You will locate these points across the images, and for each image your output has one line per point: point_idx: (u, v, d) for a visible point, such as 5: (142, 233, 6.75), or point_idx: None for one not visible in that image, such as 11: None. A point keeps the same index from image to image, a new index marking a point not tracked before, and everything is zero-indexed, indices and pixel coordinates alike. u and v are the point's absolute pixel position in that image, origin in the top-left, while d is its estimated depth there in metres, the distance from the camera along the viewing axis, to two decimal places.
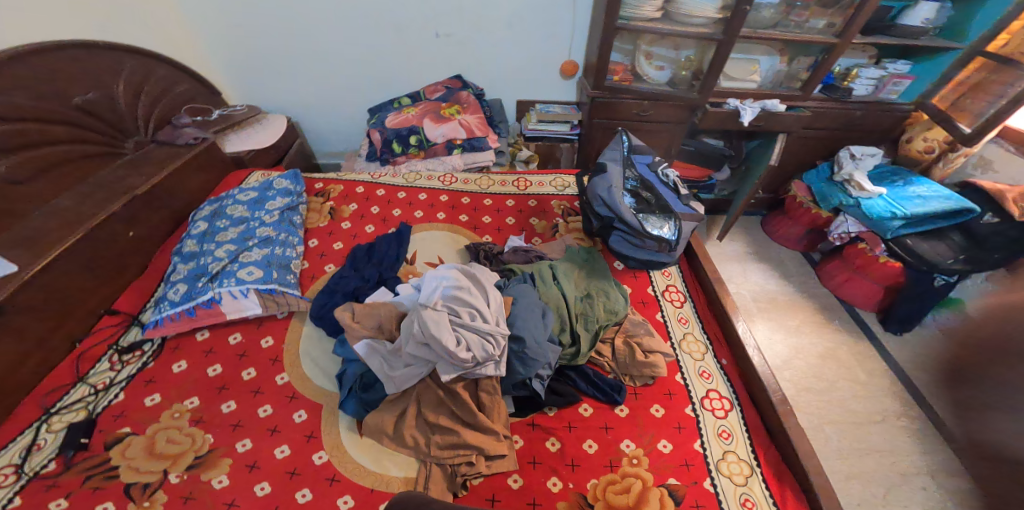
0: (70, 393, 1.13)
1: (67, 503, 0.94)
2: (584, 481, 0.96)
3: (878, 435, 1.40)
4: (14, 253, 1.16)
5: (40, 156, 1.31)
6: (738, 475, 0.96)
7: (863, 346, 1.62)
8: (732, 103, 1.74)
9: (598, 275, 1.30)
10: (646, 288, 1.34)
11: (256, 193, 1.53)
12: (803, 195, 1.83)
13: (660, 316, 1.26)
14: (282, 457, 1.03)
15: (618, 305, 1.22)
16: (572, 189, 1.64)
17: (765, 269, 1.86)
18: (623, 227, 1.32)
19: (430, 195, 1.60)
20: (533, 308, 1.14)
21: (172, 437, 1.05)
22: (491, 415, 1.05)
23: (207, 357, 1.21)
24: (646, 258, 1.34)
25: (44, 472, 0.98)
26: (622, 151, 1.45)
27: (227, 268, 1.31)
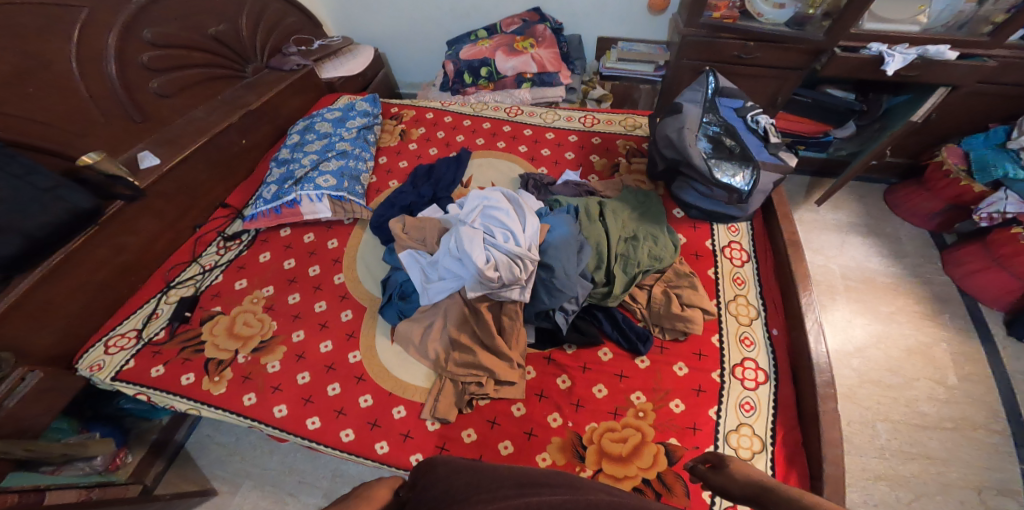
0: (185, 271, 1.42)
1: (163, 371, 1.22)
2: (583, 423, 0.96)
3: (939, 441, 1.17)
4: (159, 149, 1.44)
5: (183, 77, 1.58)
6: (745, 450, 0.88)
7: (970, 348, 1.30)
8: (874, 47, 1.39)
9: (650, 219, 1.20)
10: (704, 240, 1.21)
11: (340, 113, 1.67)
12: (955, 164, 1.41)
13: (712, 272, 1.14)
14: (325, 351, 1.19)
15: (664, 253, 1.13)
16: (642, 130, 1.51)
17: (868, 244, 1.56)
18: (687, 171, 1.20)
19: (493, 125, 1.60)
20: (570, 240, 1.09)
21: (247, 320, 1.28)
22: (509, 341, 1.06)
23: (286, 250, 1.42)
24: (710, 209, 1.21)
25: (154, 340, 1.27)
26: (706, 92, 1.27)
27: (309, 175, 1.47)
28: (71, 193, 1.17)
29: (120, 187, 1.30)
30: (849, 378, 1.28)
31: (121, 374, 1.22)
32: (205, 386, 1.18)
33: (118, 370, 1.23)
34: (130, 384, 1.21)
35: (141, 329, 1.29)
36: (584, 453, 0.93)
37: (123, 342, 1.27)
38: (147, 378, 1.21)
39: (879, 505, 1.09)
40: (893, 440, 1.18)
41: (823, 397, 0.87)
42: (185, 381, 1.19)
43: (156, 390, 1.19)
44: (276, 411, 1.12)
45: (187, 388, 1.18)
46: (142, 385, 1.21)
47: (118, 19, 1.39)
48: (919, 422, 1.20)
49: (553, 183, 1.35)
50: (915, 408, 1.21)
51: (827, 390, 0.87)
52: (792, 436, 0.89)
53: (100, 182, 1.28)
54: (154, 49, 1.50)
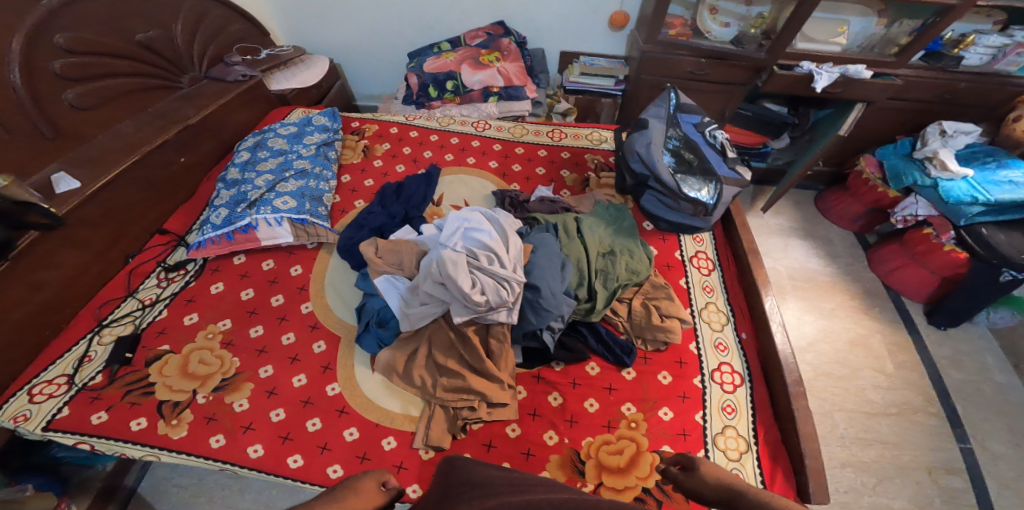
0: (121, 307, 1.29)
1: (107, 417, 1.09)
2: (579, 438, 0.99)
3: (888, 426, 1.33)
4: (78, 170, 1.28)
5: (105, 87, 1.41)
6: (733, 450, 0.96)
7: (901, 338, 1.50)
8: (806, 66, 1.53)
9: (623, 232, 1.25)
10: (673, 251, 1.28)
11: (296, 128, 1.63)
12: (872, 172, 1.62)
13: (684, 282, 1.21)
14: (299, 385, 1.13)
15: (640, 266, 1.18)
16: (608, 144, 1.57)
17: (808, 246, 1.73)
18: (655, 185, 1.26)
19: (462, 140, 1.61)
20: (553, 259, 1.12)
21: (204, 358, 1.18)
22: (499, 362, 1.07)
23: (243, 280, 1.34)
24: (677, 222, 1.27)
25: (91, 384, 1.13)
26: (668, 108, 1.34)
27: (264, 197, 1.40)
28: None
29: (32, 215, 1.13)
30: (806, 373, 1.43)
31: (54, 423, 1.08)
32: (161, 430, 1.07)
33: (48, 419, 1.08)
34: (67, 433, 1.07)
35: (73, 374, 1.15)
36: (582, 468, 0.96)
37: (51, 388, 1.12)
38: (88, 426, 1.07)
39: (847, 491, 1.23)
40: (851, 429, 1.33)
41: (795, 395, 0.97)
42: (136, 426, 1.07)
43: (99, 439, 1.06)
44: (251, 452, 1.04)
45: (139, 434, 1.06)
46: (82, 434, 1.07)
47: (27, 23, 1.22)
48: (867, 410, 1.36)
49: (528, 200, 1.37)
50: (864, 397, 1.38)
51: (797, 388, 0.98)
52: (772, 434, 0.99)
53: (8, 210, 1.09)
54: (71, 57, 1.33)
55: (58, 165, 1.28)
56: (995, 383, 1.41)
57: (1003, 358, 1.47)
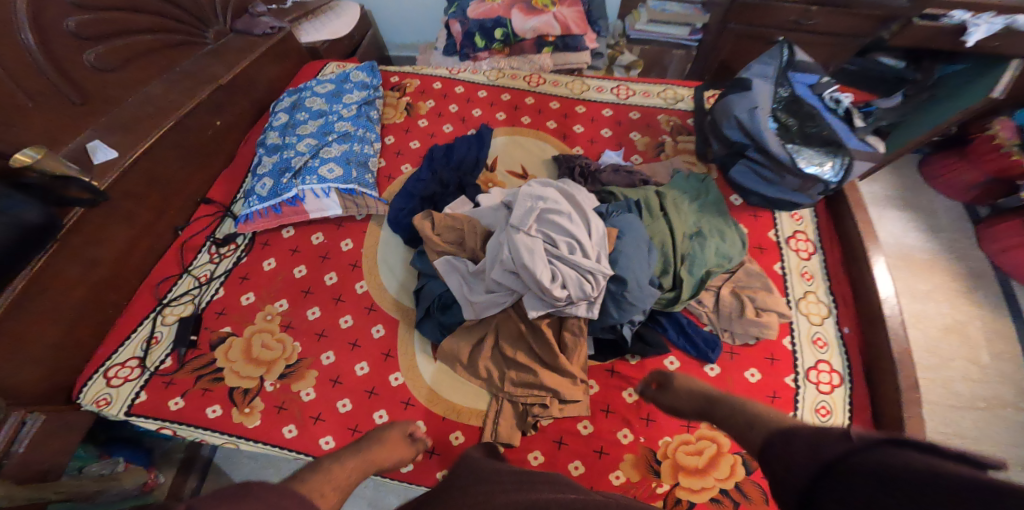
0: (178, 285, 1.37)
1: (184, 403, 1.16)
2: (655, 436, 1.02)
3: (975, 421, 1.29)
4: (114, 137, 1.27)
5: (128, 45, 1.37)
6: None
7: (1003, 326, 1.44)
8: (957, 16, 1.30)
9: (717, 214, 1.27)
10: (766, 231, 1.28)
11: (333, 86, 1.66)
12: (1007, 138, 1.45)
13: (779, 267, 1.21)
14: (362, 373, 1.19)
15: (732, 251, 1.19)
16: (682, 103, 1.58)
17: (912, 221, 1.64)
18: (754, 156, 1.23)
19: (515, 96, 1.64)
20: (639, 244, 1.14)
21: (266, 342, 1.25)
22: (571, 357, 1.09)
23: (294, 255, 1.42)
24: (774, 196, 1.25)
25: (163, 368, 1.21)
26: (778, 65, 1.27)
27: (309, 163, 1.49)
28: (16, 204, 1.01)
29: (74, 190, 1.14)
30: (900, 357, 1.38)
31: (135, 408, 1.16)
32: (236, 418, 1.14)
33: (130, 403, 1.17)
34: (150, 418, 1.15)
35: (143, 358, 1.23)
36: (658, 467, 0.98)
37: (126, 372, 1.21)
38: (168, 412, 1.15)
39: None
40: (931, 421, 1.29)
41: (908, 402, 0.93)
42: (211, 414, 1.15)
43: (180, 424, 1.14)
44: (323, 443, 1.10)
45: (216, 421, 1.14)
46: (164, 419, 1.15)
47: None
48: (952, 403, 1.32)
49: (598, 169, 1.41)
50: (951, 388, 1.33)
51: (911, 394, 0.94)
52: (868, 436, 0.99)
53: (46, 185, 1.11)
54: (82, 13, 1.26)
55: (92, 132, 1.25)
56: None
57: None
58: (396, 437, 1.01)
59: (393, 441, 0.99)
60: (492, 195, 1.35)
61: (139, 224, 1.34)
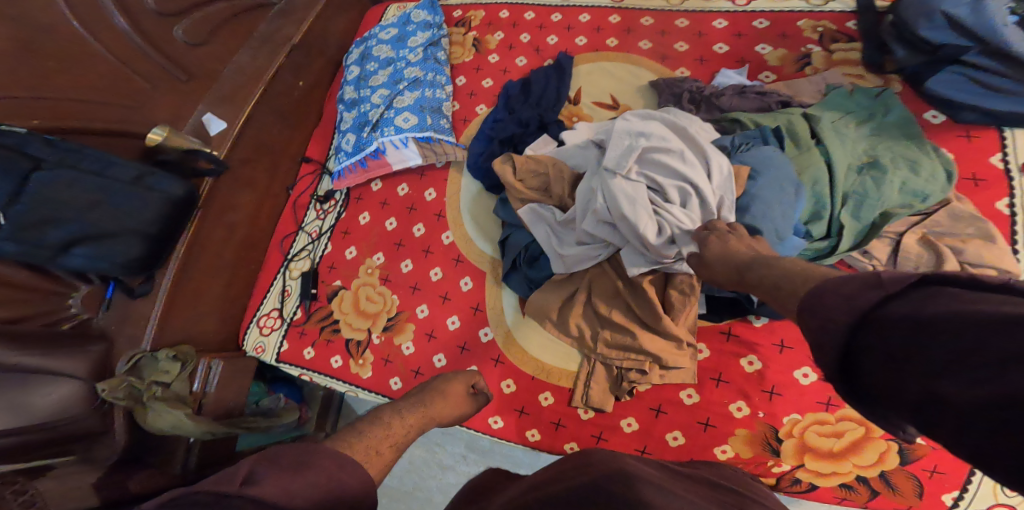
0: (297, 242, 1.54)
1: (314, 353, 1.37)
2: (778, 414, 0.97)
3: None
4: (223, 110, 1.40)
5: (208, 17, 1.44)
6: None
7: None
8: None
9: (908, 141, 1.02)
10: (988, 156, 1.00)
11: (397, 30, 1.58)
12: None
13: (1005, 203, 0.97)
14: (453, 327, 1.28)
15: (932, 187, 0.97)
16: (835, 3, 1.25)
17: None
18: (976, 60, 0.98)
19: (595, 17, 1.44)
20: (780, 185, 0.97)
21: (370, 295, 1.38)
22: (677, 317, 1.03)
23: (384, 208, 1.48)
24: (1006, 111, 0.97)
25: (295, 319, 1.41)
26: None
27: (385, 115, 1.47)
28: (162, 179, 1.17)
29: (202, 161, 1.31)
30: None
31: (282, 355, 1.39)
32: (353, 368, 1.32)
33: (278, 352, 1.40)
34: (292, 365, 1.38)
35: (280, 309, 1.44)
36: (779, 446, 0.97)
37: (271, 322, 1.44)
38: (304, 360, 1.37)
39: None
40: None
41: None
42: (335, 364, 1.34)
43: (315, 372, 1.35)
44: None
45: (339, 371, 1.33)
46: (302, 367, 1.37)
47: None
48: None
49: (721, 92, 1.19)
50: None
51: None
52: None
53: (180, 160, 1.28)
54: None
55: (205, 106, 1.39)
56: None
57: None
58: (455, 390, 0.99)
59: (452, 393, 0.97)
60: (578, 131, 1.23)
61: (259, 189, 1.49)
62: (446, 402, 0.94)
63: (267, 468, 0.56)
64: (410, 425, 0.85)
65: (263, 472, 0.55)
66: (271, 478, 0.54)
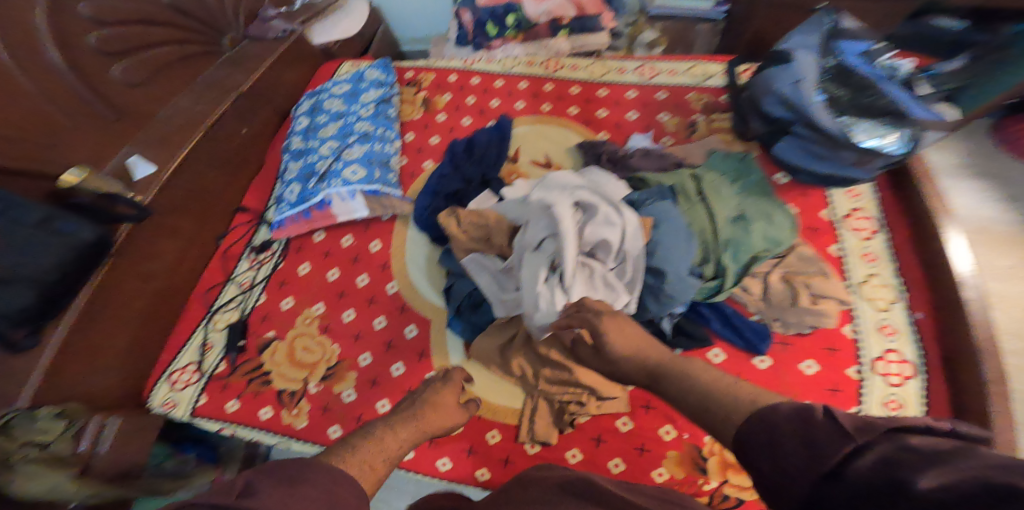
0: (224, 294, 1.45)
1: (239, 405, 1.25)
2: (700, 433, 1.02)
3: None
4: (150, 152, 1.33)
5: (150, 60, 1.43)
6: (895, 377, 1.01)
7: None
8: None
9: (762, 196, 1.22)
10: (819, 211, 1.26)
11: (349, 86, 1.69)
12: None
13: (835, 248, 1.20)
14: (398, 374, 1.24)
15: (782, 234, 1.16)
16: (713, 79, 1.53)
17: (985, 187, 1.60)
18: (801, 132, 1.22)
19: (532, 85, 1.64)
20: (679, 234, 1.10)
21: (307, 345, 1.31)
22: None
23: (327, 259, 1.47)
24: (828, 173, 1.21)
25: (218, 372, 1.29)
26: (821, 33, 1.23)
27: (332, 167, 1.50)
28: (72, 224, 1.07)
29: (121, 207, 1.21)
30: None
31: (198, 410, 1.26)
32: (286, 419, 1.21)
33: (193, 406, 1.26)
34: (210, 420, 1.24)
35: (199, 363, 1.31)
36: (705, 465, 0.99)
37: (186, 377, 1.30)
38: (226, 414, 1.24)
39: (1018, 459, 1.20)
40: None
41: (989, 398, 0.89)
42: (264, 415, 1.22)
43: (240, 425, 1.23)
44: None
45: (268, 423, 1.22)
46: (223, 421, 1.23)
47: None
48: None
49: (629, 155, 1.38)
50: None
51: (1002, 389, 0.91)
52: None
53: (95, 205, 1.18)
54: (102, 28, 1.30)
55: (130, 147, 1.32)
56: None
57: None
58: (447, 399, 0.99)
59: (441, 405, 0.97)
60: (517, 188, 1.32)
61: (182, 237, 1.41)
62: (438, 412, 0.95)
63: (261, 477, 0.61)
64: (401, 439, 0.87)
65: (257, 484, 0.60)
66: (269, 491, 0.59)
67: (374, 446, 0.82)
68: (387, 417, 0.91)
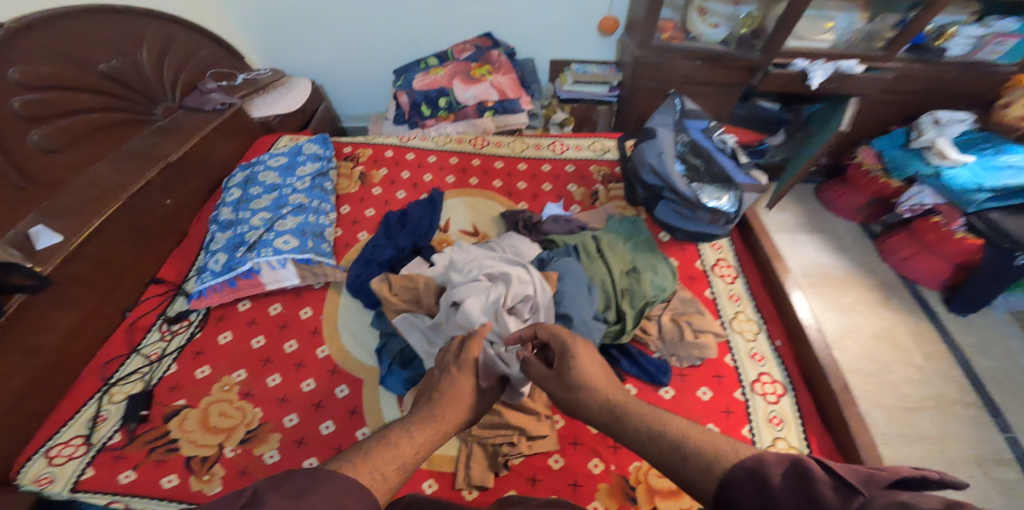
0: (127, 364, 1.30)
1: (136, 474, 1.10)
2: (625, 463, 1.05)
3: (930, 420, 1.46)
4: (59, 222, 1.27)
5: (74, 125, 1.41)
6: (771, 395, 1.13)
7: (923, 327, 1.68)
8: (800, 64, 1.71)
9: (647, 250, 1.40)
10: (694, 262, 1.44)
11: (286, 159, 1.75)
12: (872, 163, 1.86)
13: (709, 292, 1.36)
14: (327, 432, 1.17)
15: (666, 281, 1.31)
16: (610, 153, 1.80)
17: (817, 243, 1.96)
18: (671, 196, 1.42)
19: (462, 160, 1.81)
20: (579, 284, 1.22)
21: (224, 410, 1.21)
22: (532, 395, 1.12)
23: (251, 327, 1.39)
24: (695, 231, 1.43)
25: (111, 443, 1.15)
26: (674, 115, 1.51)
27: (264, 237, 1.50)
28: None
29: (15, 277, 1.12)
30: (848, 358, 1.61)
31: (80, 485, 1.09)
32: (193, 486, 1.08)
33: (76, 479, 1.10)
34: (97, 492, 1.08)
35: (88, 435, 1.16)
36: (634, 494, 1.01)
37: (69, 449, 1.14)
38: (117, 486, 1.09)
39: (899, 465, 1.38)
40: (891, 426, 1.45)
41: (845, 404, 1.06)
42: (167, 483, 1.09)
43: (133, 496, 1.07)
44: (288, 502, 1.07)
45: (172, 491, 1.08)
46: (112, 492, 1.07)
47: None
48: (908, 404, 1.50)
49: (541, 221, 1.53)
50: (900, 391, 1.53)
51: (846, 396, 1.07)
52: (825, 443, 1.07)
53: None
54: (25, 93, 1.29)
55: (35, 216, 1.26)
56: None
57: None
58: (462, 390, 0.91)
59: (458, 400, 0.89)
60: (444, 253, 1.41)
61: (86, 308, 1.29)
62: (455, 410, 0.88)
63: (270, 491, 0.60)
64: (421, 444, 0.80)
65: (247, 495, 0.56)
66: None
67: (392, 449, 0.76)
68: (409, 416, 0.85)
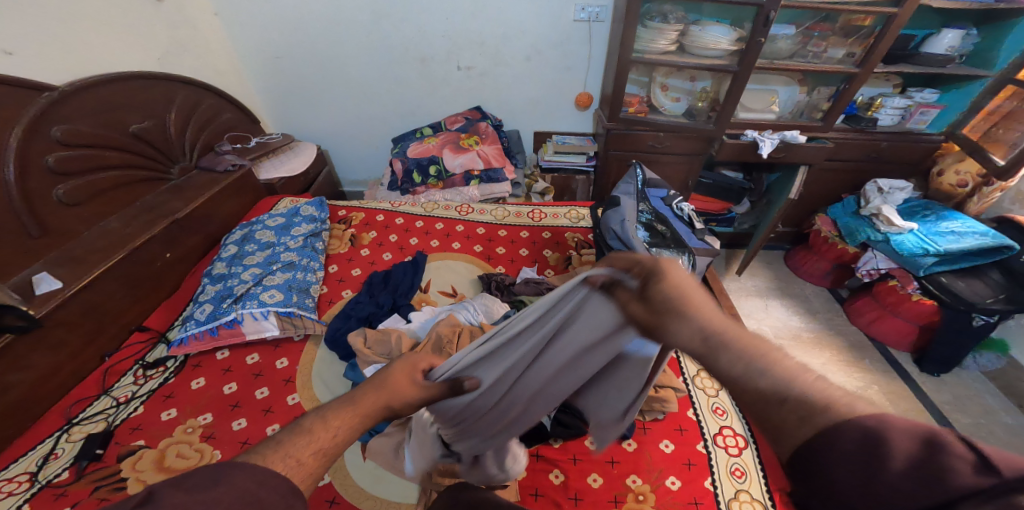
0: (93, 405, 1.30)
1: None
2: None
3: None
4: (61, 271, 1.35)
5: (96, 180, 1.54)
6: (733, 448, 1.12)
7: (896, 385, 1.69)
8: (750, 135, 1.88)
9: None
10: None
11: (283, 220, 1.86)
12: (828, 230, 2.00)
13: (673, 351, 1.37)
14: None
15: None
16: (586, 220, 1.93)
17: (790, 309, 2.00)
18: None
19: (447, 225, 1.92)
20: None
21: (182, 451, 1.18)
22: None
23: (225, 375, 1.39)
24: None
25: (56, 481, 1.11)
26: (636, 184, 1.66)
27: (251, 290, 1.54)
28: None
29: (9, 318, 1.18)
30: None
31: None
32: None
33: None
34: None
35: (35, 472, 1.13)
36: None
37: (11, 486, 1.10)
38: None
39: None
40: None
41: None
42: None
43: None
44: None
45: None
46: None
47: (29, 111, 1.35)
48: None
49: (513, 283, 1.60)
50: None
51: None
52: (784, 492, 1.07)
53: None
54: (64, 150, 1.44)
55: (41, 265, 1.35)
56: (1006, 424, 1.56)
57: (1003, 398, 1.64)
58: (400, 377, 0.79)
59: (393, 385, 0.77)
60: (423, 312, 1.46)
61: (66, 350, 1.31)
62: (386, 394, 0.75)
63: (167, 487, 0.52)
64: (340, 428, 0.68)
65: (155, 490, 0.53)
66: (168, 492, 0.52)
67: (305, 437, 0.65)
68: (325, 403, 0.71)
